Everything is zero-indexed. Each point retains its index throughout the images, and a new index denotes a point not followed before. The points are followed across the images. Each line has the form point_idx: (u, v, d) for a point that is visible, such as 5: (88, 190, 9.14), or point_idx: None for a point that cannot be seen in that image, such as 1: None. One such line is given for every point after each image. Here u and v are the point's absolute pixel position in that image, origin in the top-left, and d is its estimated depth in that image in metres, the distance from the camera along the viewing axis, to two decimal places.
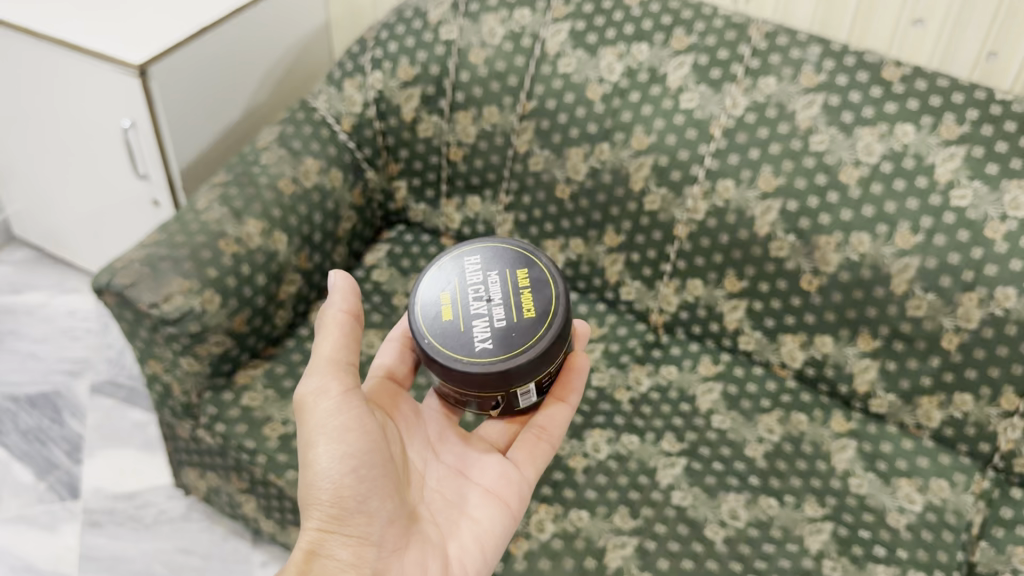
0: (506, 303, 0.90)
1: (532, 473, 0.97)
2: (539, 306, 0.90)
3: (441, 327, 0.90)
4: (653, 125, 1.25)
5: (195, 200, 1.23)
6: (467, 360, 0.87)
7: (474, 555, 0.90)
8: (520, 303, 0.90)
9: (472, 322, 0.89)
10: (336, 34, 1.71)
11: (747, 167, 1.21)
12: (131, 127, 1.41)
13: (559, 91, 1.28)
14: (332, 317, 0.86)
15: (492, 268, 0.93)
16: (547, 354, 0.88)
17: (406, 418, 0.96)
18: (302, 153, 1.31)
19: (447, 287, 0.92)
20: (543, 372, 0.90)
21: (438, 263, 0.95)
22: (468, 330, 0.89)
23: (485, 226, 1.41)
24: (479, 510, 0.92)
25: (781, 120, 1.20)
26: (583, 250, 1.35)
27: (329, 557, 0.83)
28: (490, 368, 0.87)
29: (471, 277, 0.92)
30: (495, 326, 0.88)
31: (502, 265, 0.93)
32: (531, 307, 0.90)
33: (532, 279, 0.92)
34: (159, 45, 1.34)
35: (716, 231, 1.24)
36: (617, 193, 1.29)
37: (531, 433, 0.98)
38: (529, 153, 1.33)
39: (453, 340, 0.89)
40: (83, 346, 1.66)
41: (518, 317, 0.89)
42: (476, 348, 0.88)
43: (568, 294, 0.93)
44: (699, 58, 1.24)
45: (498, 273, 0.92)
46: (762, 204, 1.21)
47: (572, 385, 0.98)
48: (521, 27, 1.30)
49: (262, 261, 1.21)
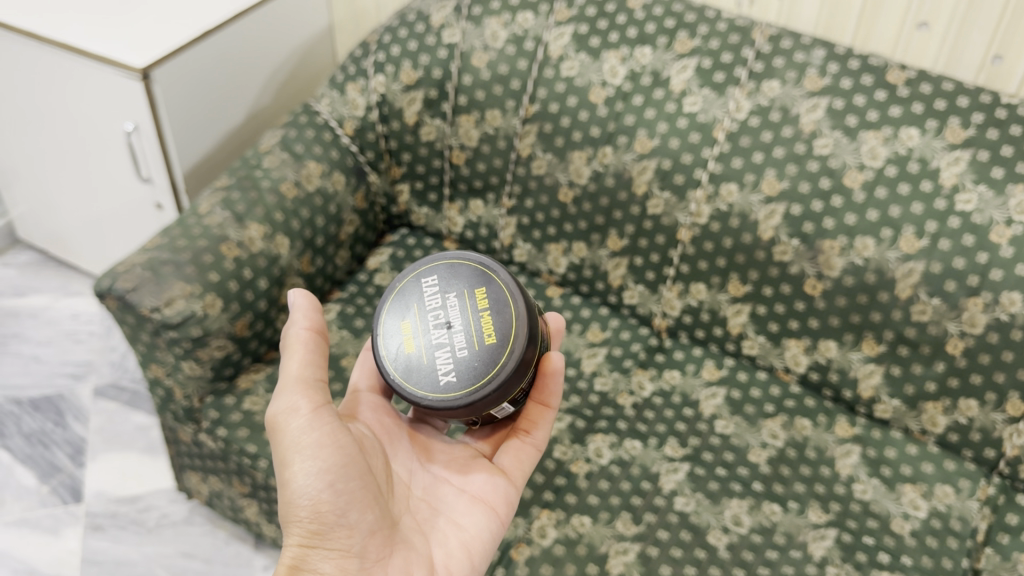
0: (466, 328, 0.88)
1: (519, 478, 0.96)
2: (498, 327, 0.88)
3: (404, 358, 0.89)
4: (657, 129, 1.25)
5: (197, 204, 1.23)
6: (434, 396, 0.87)
7: (462, 562, 0.89)
8: (480, 328, 0.88)
9: (434, 352, 0.88)
10: (340, 37, 1.71)
11: (751, 171, 1.21)
12: (133, 131, 1.41)
13: (562, 94, 1.28)
14: (297, 336, 0.86)
15: (450, 290, 0.91)
16: (512, 379, 0.87)
17: (388, 431, 0.96)
18: (305, 156, 1.31)
19: (408, 314, 0.91)
20: (514, 394, 0.88)
21: (399, 286, 0.93)
22: (431, 361, 0.88)
23: (487, 230, 1.41)
24: (465, 517, 0.92)
25: (785, 123, 1.19)
26: (586, 253, 1.35)
27: (313, 572, 0.82)
28: (452, 402, 0.87)
29: (431, 301, 0.91)
30: (456, 356, 0.87)
31: (458, 284, 0.91)
32: (491, 331, 0.88)
33: (491, 297, 0.90)
34: (162, 48, 1.34)
35: (720, 235, 1.24)
36: (620, 197, 1.29)
37: (517, 437, 0.97)
38: (532, 156, 1.33)
39: (419, 374, 0.88)
40: (87, 349, 1.67)
41: (479, 345, 0.87)
42: (441, 382, 0.87)
43: (530, 308, 0.90)
44: (703, 61, 1.23)
45: (457, 295, 0.90)
46: (766, 208, 1.20)
47: (550, 389, 0.93)
48: (524, 30, 1.29)
49: (264, 265, 1.20)
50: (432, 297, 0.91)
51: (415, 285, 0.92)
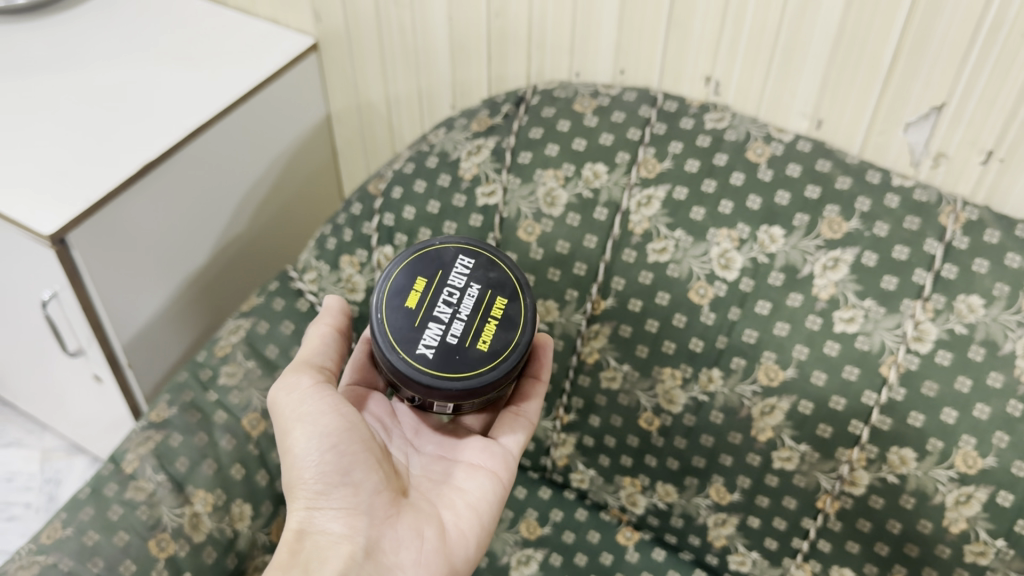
0: (470, 328, 0.70)
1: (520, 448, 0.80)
2: (498, 342, 0.70)
3: (393, 309, 0.71)
4: (792, 354, 0.84)
5: (122, 456, 0.85)
6: (400, 358, 0.69)
7: (469, 526, 0.76)
8: (480, 332, 0.70)
9: (426, 321, 0.70)
10: (340, 132, 1.29)
11: (936, 434, 0.81)
12: (52, 299, 1.02)
13: (648, 288, 0.89)
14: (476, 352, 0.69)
15: (453, 279, 0.72)
16: (504, 330, 0.71)
17: (380, 411, 0.82)
18: (278, 363, 0.92)
19: (428, 273, 0.72)
20: (475, 350, 0.69)
21: (388, 277, 0.72)
22: (418, 327, 0.70)
23: (534, 444, 1.01)
24: (469, 482, 0.78)
25: (992, 366, 0.79)
26: (676, 498, 0.95)
27: (320, 533, 0.71)
28: (447, 387, 0.68)
29: (435, 278, 0.72)
30: (447, 340, 0.70)
31: (489, 282, 0.73)
32: (487, 340, 0.70)
33: (503, 307, 0.72)
34: (83, 197, 0.95)
35: (883, 514, 0.84)
36: (732, 439, 0.89)
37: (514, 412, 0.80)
38: (600, 365, 0.93)
39: (400, 333, 0.70)
40: (22, 533, 1.29)
41: (477, 317, 0.71)
42: (416, 350, 0.69)
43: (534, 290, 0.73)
44: (865, 254, 0.83)
45: (476, 292, 0.72)
46: (958, 490, 0.80)
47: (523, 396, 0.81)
48: (593, 191, 0.90)
49: (211, 561, 0.83)
50: (457, 277, 0.72)
51: (410, 307, 0.71)
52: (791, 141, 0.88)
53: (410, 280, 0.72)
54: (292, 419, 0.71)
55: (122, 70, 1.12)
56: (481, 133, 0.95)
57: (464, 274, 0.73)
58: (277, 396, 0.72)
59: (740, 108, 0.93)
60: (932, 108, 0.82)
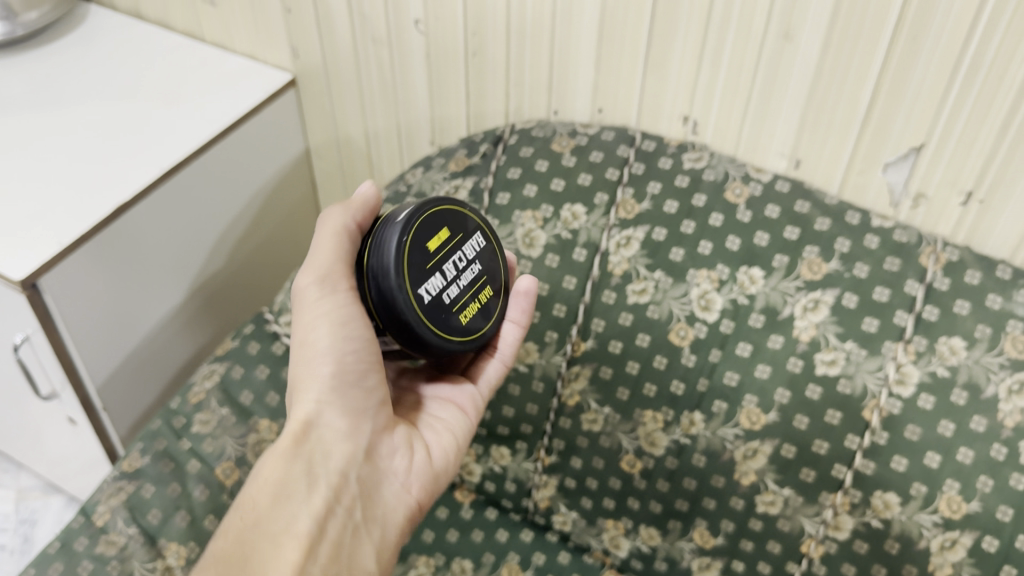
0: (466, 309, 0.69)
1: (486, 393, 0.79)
2: (474, 323, 0.70)
3: (416, 241, 0.66)
4: (774, 398, 0.84)
5: (93, 508, 0.83)
6: (402, 283, 0.65)
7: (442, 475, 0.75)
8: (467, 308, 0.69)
9: (435, 268, 0.67)
10: (320, 166, 1.28)
11: (920, 478, 0.80)
12: (23, 343, 1.00)
13: (628, 329, 0.88)
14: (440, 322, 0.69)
15: (470, 256, 0.70)
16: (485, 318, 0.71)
17: None
18: (253, 409, 0.91)
19: (452, 227, 0.69)
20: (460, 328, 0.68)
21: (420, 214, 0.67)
22: (428, 271, 0.66)
23: (515, 485, 0.99)
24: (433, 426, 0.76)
25: (975, 410, 0.78)
26: (659, 542, 0.94)
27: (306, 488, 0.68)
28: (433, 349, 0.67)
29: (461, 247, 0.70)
30: (442, 298, 0.67)
31: (489, 268, 0.72)
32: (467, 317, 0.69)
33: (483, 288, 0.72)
34: (54, 241, 0.94)
35: (868, 560, 0.83)
36: (715, 483, 0.88)
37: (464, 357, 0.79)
38: (581, 407, 0.92)
39: (414, 265, 0.66)
40: None
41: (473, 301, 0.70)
42: (421, 288, 0.66)
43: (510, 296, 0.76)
44: (845, 296, 0.82)
45: (477, 269, 0.71)
46: (943, 536, 0.79)
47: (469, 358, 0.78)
48: (572, 232, 0.90)
49: None
50: (470, 248, 0.70)
51: (428, 246, 0.67)
52: (769, 182, 0.87)
53: (440, 226, 0.68)
54: (319, 357, 0.67)
55: (96, 109, 1.11)
56: (458, 173, 0.94)
57: (476, 248, 0.71)
58: (307, 292, 0.67)
59: (719, 147, 0.92)
60: (911, 149, 0.82)
